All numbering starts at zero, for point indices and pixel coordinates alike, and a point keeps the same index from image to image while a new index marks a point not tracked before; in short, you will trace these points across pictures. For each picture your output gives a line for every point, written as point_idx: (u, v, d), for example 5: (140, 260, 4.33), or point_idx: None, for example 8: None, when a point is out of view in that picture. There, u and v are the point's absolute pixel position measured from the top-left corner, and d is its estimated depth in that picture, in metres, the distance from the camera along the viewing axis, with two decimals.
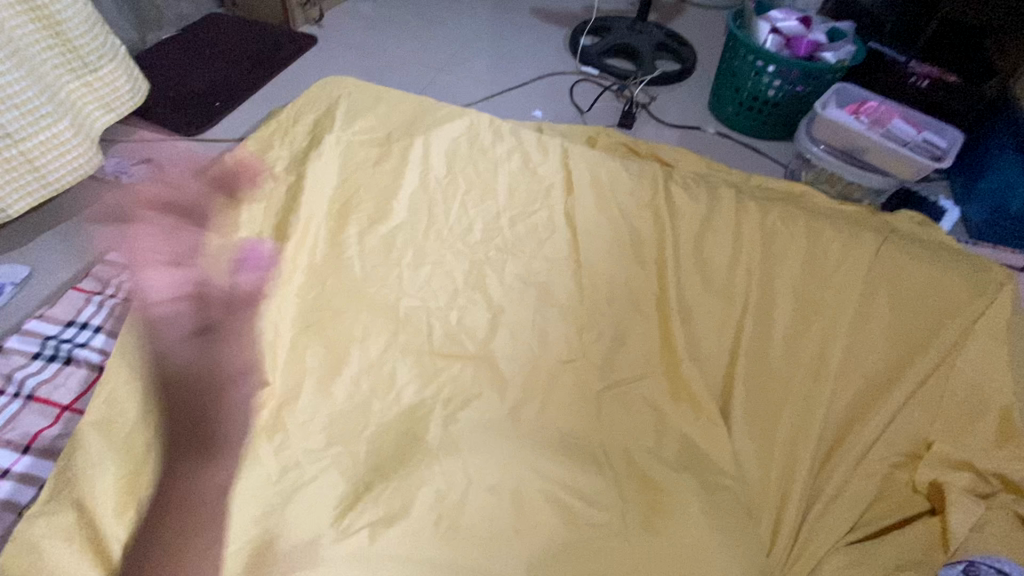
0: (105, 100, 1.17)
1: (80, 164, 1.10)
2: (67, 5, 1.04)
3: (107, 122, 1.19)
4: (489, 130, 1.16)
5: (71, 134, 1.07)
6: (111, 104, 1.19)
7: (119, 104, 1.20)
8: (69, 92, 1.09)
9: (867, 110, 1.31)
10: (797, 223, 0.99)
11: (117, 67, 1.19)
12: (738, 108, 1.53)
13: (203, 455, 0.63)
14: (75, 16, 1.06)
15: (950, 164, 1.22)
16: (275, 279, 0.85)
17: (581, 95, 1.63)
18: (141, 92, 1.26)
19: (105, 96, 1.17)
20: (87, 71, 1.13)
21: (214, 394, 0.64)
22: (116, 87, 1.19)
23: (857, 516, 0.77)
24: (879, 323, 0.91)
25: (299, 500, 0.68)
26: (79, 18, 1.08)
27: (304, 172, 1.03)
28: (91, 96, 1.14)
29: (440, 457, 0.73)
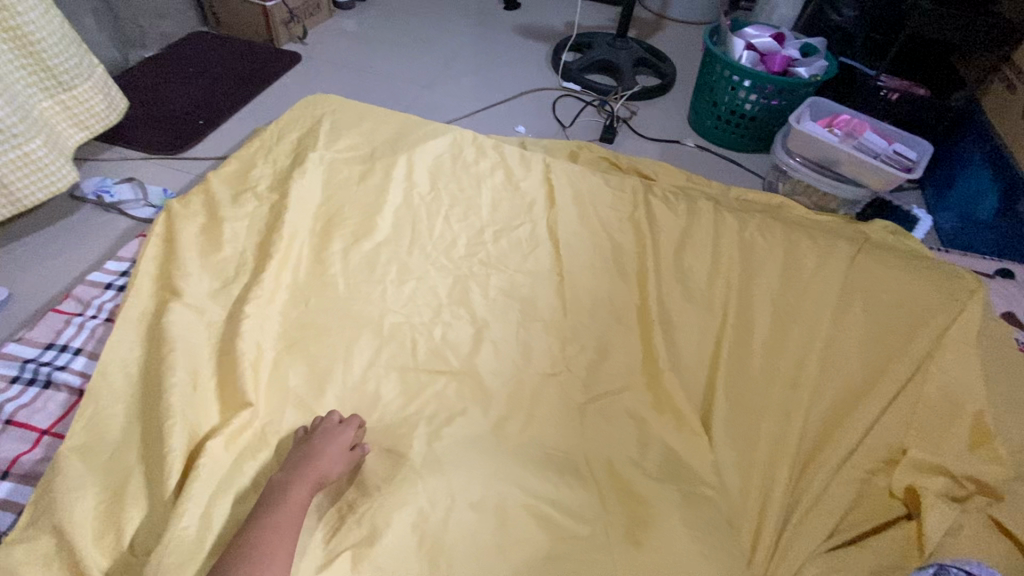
0: (78, 118, 1.18)
1: (51, 181, 1.09)
2: (44, 28, 1.05)
3: (82, 139, 1.20)
4: (472, 147, 1.18)
5: (44, 153, 1.06)
6: (83, 121, 1.20)
7: (92, 120, 1.21)
8: (43, 112, 1.10)
9: (840, 123, 1.35)
10: (773, 235, 1.01)
11: (92, 85, 1.19)
12: (716, 121, 1.57)
13: (250, 551, 0.60)
14: (52, 39, 1.07)
15: (920, 174, 1.25)
16: (258, 299, 0.85)
17: (563, 110, 1.66)
18: (117, 108, 1.27)
19: (79, 114, 1.18)
20: (60, 90, 1.13)
21: (282, 504, 0.65)
22: (89, 105, 1.20)
23: (836, 522, 0.78)
24: (854, 331, 0.93)
25: None
26: (56, 40, 1.08)
27: (287, 190, 1.03)
28: (63, 114, 1.15)
29: (423, 473, 0.73)
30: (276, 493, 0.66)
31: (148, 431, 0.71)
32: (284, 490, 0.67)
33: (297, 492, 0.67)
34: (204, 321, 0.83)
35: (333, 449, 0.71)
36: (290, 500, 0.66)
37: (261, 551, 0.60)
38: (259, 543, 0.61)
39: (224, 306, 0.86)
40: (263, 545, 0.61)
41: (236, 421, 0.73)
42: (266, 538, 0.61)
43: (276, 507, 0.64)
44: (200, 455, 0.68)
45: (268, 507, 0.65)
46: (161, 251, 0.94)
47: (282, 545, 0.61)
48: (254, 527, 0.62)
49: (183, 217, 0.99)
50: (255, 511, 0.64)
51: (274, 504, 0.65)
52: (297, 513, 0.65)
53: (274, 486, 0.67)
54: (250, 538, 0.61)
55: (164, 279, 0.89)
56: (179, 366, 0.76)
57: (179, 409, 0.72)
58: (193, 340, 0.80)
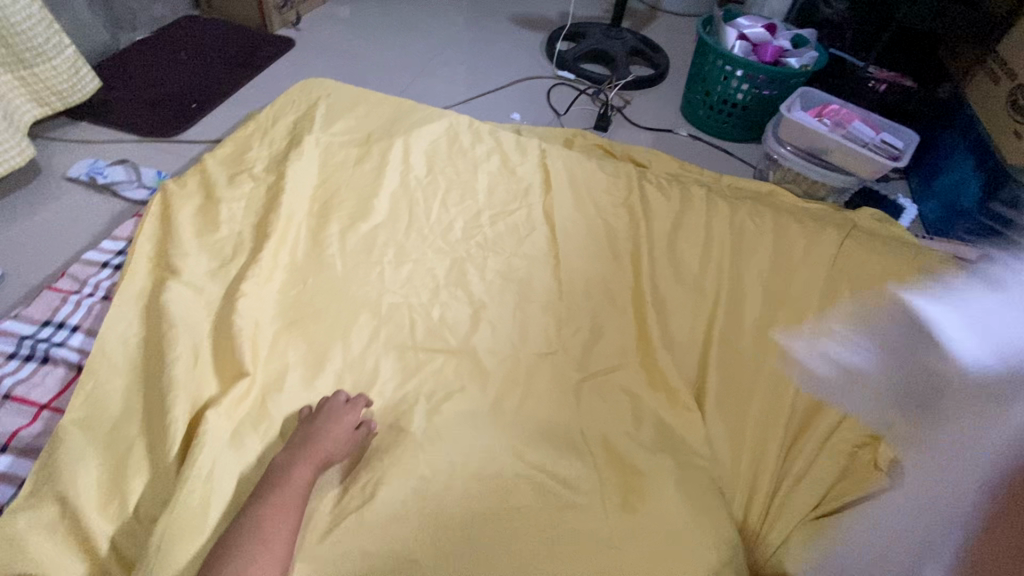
0: (38, 95, 1.18)
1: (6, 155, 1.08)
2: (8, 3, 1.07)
3: (38, 115, 1.19)
4: (468, 131, 1.19)
5: None
6: (43, 99, 1.19)
7: (53, 99, 1.21)
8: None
9: (830, 113, 1.37)
10: (764, 220, 1.03)
11: (58, 66, 1.19)
12: (709, 111, 1.59)
13: (264, 537, 0.60)
14: (17, 16, 1.09)
15: (906, 163, 1.28)
16: (255, 278, 0.86)
17: (557, 99, 1.67)
18: (84, 92, 1.26)
19: (40, 90, 1.17)
20: (21, 66, 1.14)
21: (286, 481, 0.66)
22: (53, 84, 1.20)
23: (823, 492, 0.81)
24: (843, 311, 0.95)
25: None
26: (22, 18, 1.10)
27: (284, 172, 1.04)
28: (22, 90, 1.15)
29: (423, 446, 0.75)
30: (281, 469, 0.67)
31: (150, 404, 0.71)
32: (289, 467, 0.67)
33: (301, 469, 0.68)
34: (202, 299, 0.83)
35: (338, 432, 0.72)
36: (294, 477, 0.66)
37: (266, 526, 0.61)
38: (271, 529, 0.61)
39: (222, 284, 0.87)
40: (268, 520, 0.62)
41: (234, 394, 0.73)
42: (271, 513, 0.62)
43: (281, 484, 0.65)
44: (200, 426, 0.69)
45: (273, 484, 0.66)
46: (158, 231, 0.94)
47: (287, 520, 0.62)
48: (260, 502, 0.63)
49: (179, 198, 0.99)
50: (263, 482, 0.66)
51: (279, 479, 0.66)
52: (301, 489, 0.66)
53: (279, 464, 0.68)
54: (256, 512, 0.62)
55: (161, 258, 0.89)
56: (179, 342, 0.76)
57: (181, 383, 0.72)
58: (192, 318, 0.80)
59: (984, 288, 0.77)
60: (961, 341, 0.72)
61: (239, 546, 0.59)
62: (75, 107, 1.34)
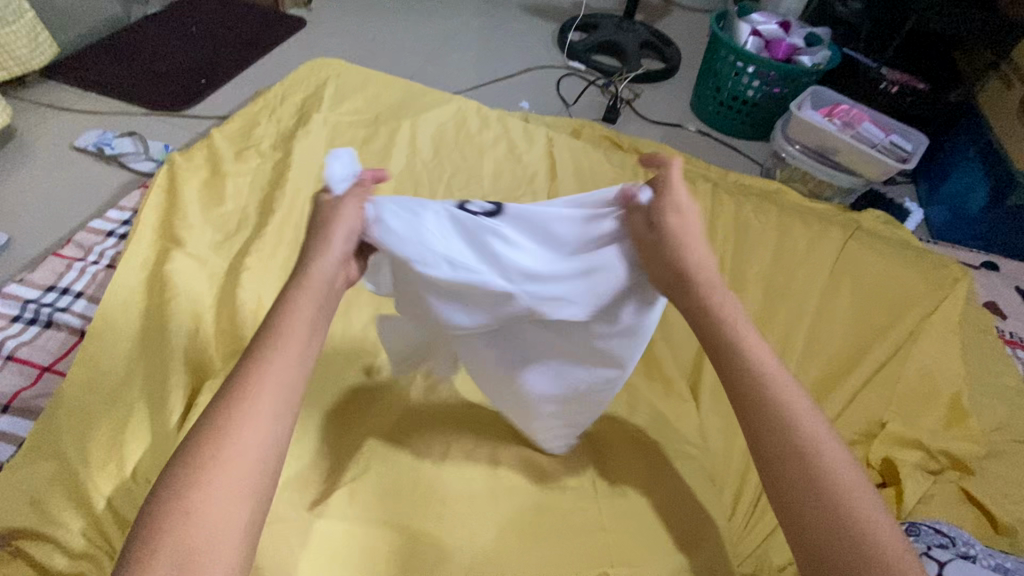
0: None
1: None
2: None
3: None
4: (476, 118, 1.21)
5: None
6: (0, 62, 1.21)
7: (11, 63, 1.22)
8: None
9: (839, 112, 1.37)
10: (768, 217, 1.11)
11: (17, 31, 1.21)
12: (718, 107, 1.58)
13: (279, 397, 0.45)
14: None
15: (914, 166, 1.28)
16: (259, 252, 0.87)
17: (567, 89, 1.66)
18: (42, 58, 1.28)
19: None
20: None
21: (283, 341, 0.47)
22: (11, 48, 1.21)
23: None
24: (843, 307, 1.01)
25: None
26: None
27: (291, 149, 1.04)
28: None
29: (424, 424, 0.77)
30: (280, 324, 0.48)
31: (153, 371, 0.72)
32: (285, 320, 0.49)
33: (303, 321, 0.49)
34: (206, 271, 0.84)
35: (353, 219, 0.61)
36: (296, 334, 0.48)
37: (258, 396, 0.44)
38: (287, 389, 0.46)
39: (227, 257, 0.87)
40: (260, 389, 0.44)
41: (234, 365, 0.74)
42: (265, 379, 0.44)
43: (278, 343, 0.47)
44: (200, 395, 0.70)
45: (269, 343, 0.47)
46: (163, 203, 0.94)
47: (288, 388, 0.45)
48: (250, 367, 0.45)
49: (185, 170, 0.99)
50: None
51: (275, 337, 0.47)
52: (303, 350, 0.48)
53: (275, 319, 0.49)
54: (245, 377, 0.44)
55: (166, 229, 0.90)
56: (183, 312, 0.77)
57: (183, 352, 0.73)
58: (195, 289, 0.81)
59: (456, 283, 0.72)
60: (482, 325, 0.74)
61: (225, 424, 0.42)
62: (80, 77, 1.35)
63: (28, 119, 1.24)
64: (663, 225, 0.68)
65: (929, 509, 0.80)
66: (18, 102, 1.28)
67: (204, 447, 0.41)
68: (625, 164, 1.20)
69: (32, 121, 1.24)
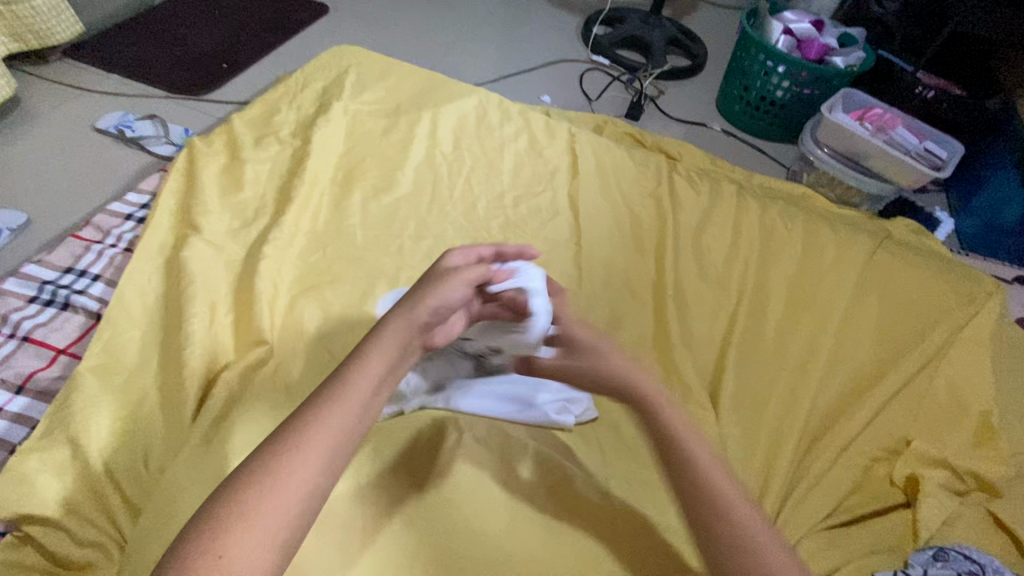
0: (14, 31, 1.21)
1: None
2: None
3: (11, 49, 1.22)
4: (497, 111, 1.20)
5: None
6: (18, 34, 1.22)
7: (29, 36, 1.23)
8: None
9: (871, 116, 1.33)
10: (794, 223, 1.08)
11: (40, 7, 1.21)
12: (745, 107, 1.54)
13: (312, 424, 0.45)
14: None
15: (949, 174, 1.24)
16: (277, 241, 0.86)
17: (590, 83, 1.63)
18: (65, 35, 1.28)
19: (16, 27, 1.20)
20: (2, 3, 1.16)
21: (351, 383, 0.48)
22: (31, 22, 1.22)
23: (837, 502, 0.80)
24: (869, 318, 0.98)
25: None
26: None
27: (310, 136, 1.03)
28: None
29: (436, 422, 0.74)
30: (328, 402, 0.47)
31: (168, 358, 0.72)
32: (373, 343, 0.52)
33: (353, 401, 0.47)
34: (224, 258, 0.84)
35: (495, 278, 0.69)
36: (343, 406, 0.47)
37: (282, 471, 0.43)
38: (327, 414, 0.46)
39: (243, 245, 0.87)
40: (300, 446, 0.44)
41: (250, 356, 0.73)
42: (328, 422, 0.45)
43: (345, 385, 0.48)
44: (216, 384, 0.70)
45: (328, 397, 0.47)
46: (182, 187, 0.94)
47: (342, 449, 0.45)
48: (314, 410, 0.46)
49: (204, 155, 0.98)
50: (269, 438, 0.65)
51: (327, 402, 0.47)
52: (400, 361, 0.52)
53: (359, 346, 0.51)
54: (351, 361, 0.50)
55: (184, 215, 0.89)
56: (199, 299, 0.76)
57: (199, 340, 0.72)
58: (212, 276, 0.80)
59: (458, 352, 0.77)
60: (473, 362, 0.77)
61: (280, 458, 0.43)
62: (102, 58, 1.35)
63: (51, 98, 1.25)
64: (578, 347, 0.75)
65: (953, 532, 0.78)
66: (41, 81, 1.28)
67: (259, 470, 0.43)
68: (648, 163, 1.18)
69: (53, 100, 1.24)
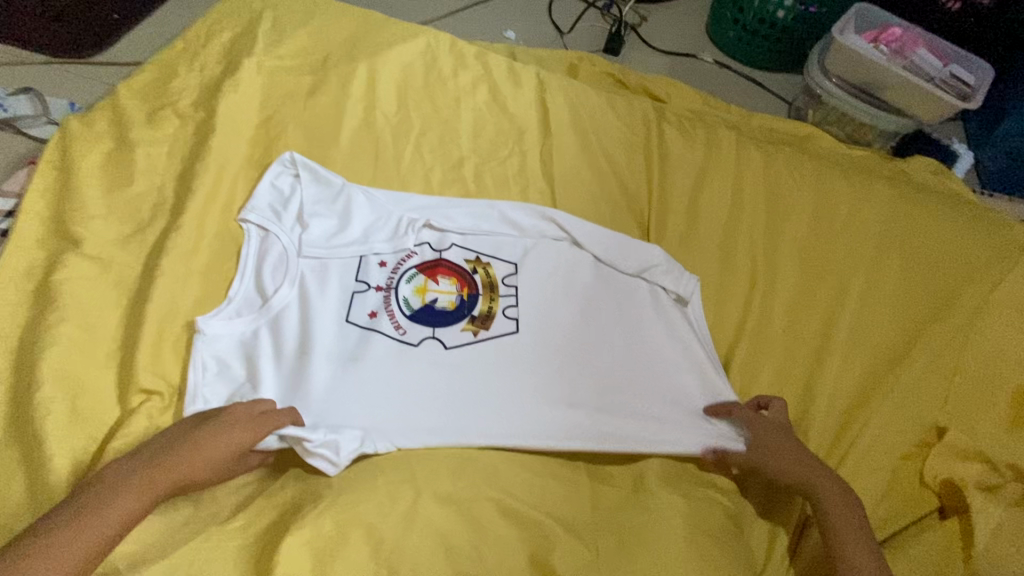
0: None
1: None
2: None
3: None
4: (449, 55, 0.98)
5: None
6: None
7: None
8: None
9: (888, 37, 1.13)
10: (802, 174, 0.94)
11: None
12: (740, 32, 1.33)
13: (159, 456, 0.54)
14: None
15: (978, 103, 1.05)
16: (174, 250, 0.71)
17: (561, 12, 1.40)
18: None
19: None
20: None
21: (147, 476, 0.53)
22: None
23: (870, 518, 0.72)
24: (892, 286, 0.85)
25: (194, 539, 0.54)
26: None
27: (214, 106, 0.83)
28: None
29: (383, 470, 0.61)
30: (78, 503, 0.49)
31: (33, 427, 0.59)
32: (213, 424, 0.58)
33: (130, 492, 0.51)
34: (111, 278, 0.69)
35: (245, 410, 0.60)
36: (187, 459, 0.55)
37: (46, 557, 0.45)
38: (170, 455, 0.55)
39: (139, 257, 0.72)
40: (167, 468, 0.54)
41: (141, 420, 0.62)
42: (152, 476, 0.53)
43: (166, 464, 0.54)
44: (102, 455, 0.59)
45: (169, 455, 0.55)
46: (54, 185, 0.76)
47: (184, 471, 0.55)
48: (151, 463, 0.54)
49: (81, 139, 0.79)
50: (219, 505, 0.59)
51: (124, 483, 0.52)
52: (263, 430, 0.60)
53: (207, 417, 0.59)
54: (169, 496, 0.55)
55: (58, 222, 0.72)
56: (67, 349, 0.63)
57: (77, 407, 0.61)
58: (90, 311, 0.66)
59: (403, 249, 0.80)
60: (415, 251, 0.81)
61: (126, 477, 0.52)
62: None
63: None
64: (674, 276, 0.82)
65: (1003, 544, 0.66)
66: None
67: (118, 479, 0.52)
68: (632, 113, 0.99)
69: None
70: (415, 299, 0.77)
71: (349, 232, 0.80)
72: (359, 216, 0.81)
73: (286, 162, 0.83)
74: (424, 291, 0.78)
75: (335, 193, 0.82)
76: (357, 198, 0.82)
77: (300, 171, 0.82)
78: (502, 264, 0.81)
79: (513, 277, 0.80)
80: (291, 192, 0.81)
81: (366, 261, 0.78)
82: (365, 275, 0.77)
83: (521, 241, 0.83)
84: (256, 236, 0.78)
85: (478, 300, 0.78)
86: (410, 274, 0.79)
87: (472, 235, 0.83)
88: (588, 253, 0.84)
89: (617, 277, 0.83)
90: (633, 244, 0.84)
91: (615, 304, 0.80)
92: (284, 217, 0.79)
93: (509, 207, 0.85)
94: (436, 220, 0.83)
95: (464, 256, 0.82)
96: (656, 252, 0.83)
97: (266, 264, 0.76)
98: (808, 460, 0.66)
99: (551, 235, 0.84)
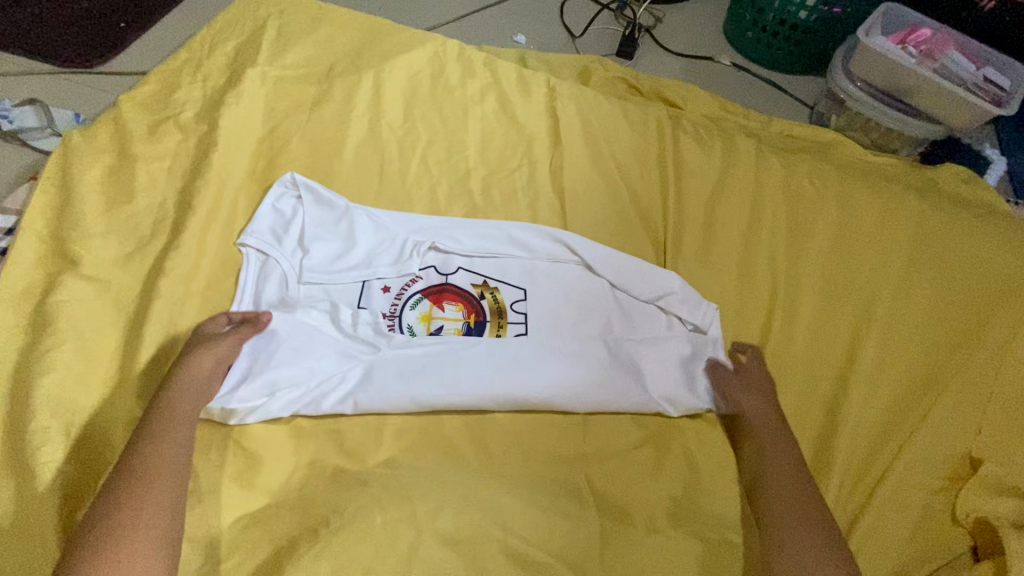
0: None
1: None
2: None
3: None
4: (457, 63, 0.95)
5: None
6: None
7: None
8: None
9: (917, 38, 1.07)
10: (826, 184, 0.90)
11: None
12: (759, 33, 1.28)
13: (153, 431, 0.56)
14: None
15: (1013, 110, 1.00)
16: (174, 271, 0.70)
17: (573, 15, 1.36)
18: None
19: None
20: None
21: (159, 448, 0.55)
22: None
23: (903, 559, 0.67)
24: (921, 307, 0.80)
25: None
26: None
27: (215, 120, 0.82)
28: None
29: (384, 504, 0.59)
30: (119, 506, 0.50)
31: (29, 455, 0.58)
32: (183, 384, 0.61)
33: (159, 491, 0.52)
34: (109, 299, 0.68)
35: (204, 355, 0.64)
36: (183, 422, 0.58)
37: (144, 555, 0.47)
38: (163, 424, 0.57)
39: (138, 277, 0.70)
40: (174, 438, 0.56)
41: None
42: (161, 451, 0.54)
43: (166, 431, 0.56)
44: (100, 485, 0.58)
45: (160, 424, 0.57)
46: (54, 201, 0.74)
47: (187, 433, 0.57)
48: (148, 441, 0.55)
49: (82, 154, 0.78)
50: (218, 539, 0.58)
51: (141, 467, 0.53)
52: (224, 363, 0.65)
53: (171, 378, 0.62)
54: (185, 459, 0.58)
55: (57, 240, 0.71)
56: (65, 376, 0.62)
57: (74, 435, 0.60)
58: (88, 334, 0.65)
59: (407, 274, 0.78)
60: (420, 276, 0.78)
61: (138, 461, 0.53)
62: None
63: None
64: (690, 306, 0.78)
65: None
66: None
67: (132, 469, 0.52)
68: (646, 121, 0.96)
69: None
70: (419, 327, 0.75)
71: (352, 255, 0.77)
72: (362, 238, 0.78)
73: (288, 180, 0.80)
74: (429, 318, 0.76)
75: (337, 212, 0.79)
76: (359, 219, 0.79)
77: (302, 191, 0.79)
78: (510, 290, 0.79)
79: (521, 304, 0.78)
80: (292, 212, 0.79)
81: (369, 287, 0.76)
82: (368, 302, 0.75)
83: (530, 263, 0.80)
84: (256, 259, 0.75)
85: (485, 328, 0.76)
86: (415, 300, 0.76)
87: (479, 258, 0.80)
88: (600, 275, 0.80)
89: (630, 303, 0.79)
90: (649, 270, 0.80)
91: (626, 332, 0.77)
92: (285, 240, 0.76)
93: (518, 228, 0.82)
94: (441, 243, 0.80)
95: (471, 280, 0.79)
96: (673, 280, 0.79)
97: (267, 291, 0.73)
98: (768, 412, 0.68)
99: (562, 256, 0.81)
